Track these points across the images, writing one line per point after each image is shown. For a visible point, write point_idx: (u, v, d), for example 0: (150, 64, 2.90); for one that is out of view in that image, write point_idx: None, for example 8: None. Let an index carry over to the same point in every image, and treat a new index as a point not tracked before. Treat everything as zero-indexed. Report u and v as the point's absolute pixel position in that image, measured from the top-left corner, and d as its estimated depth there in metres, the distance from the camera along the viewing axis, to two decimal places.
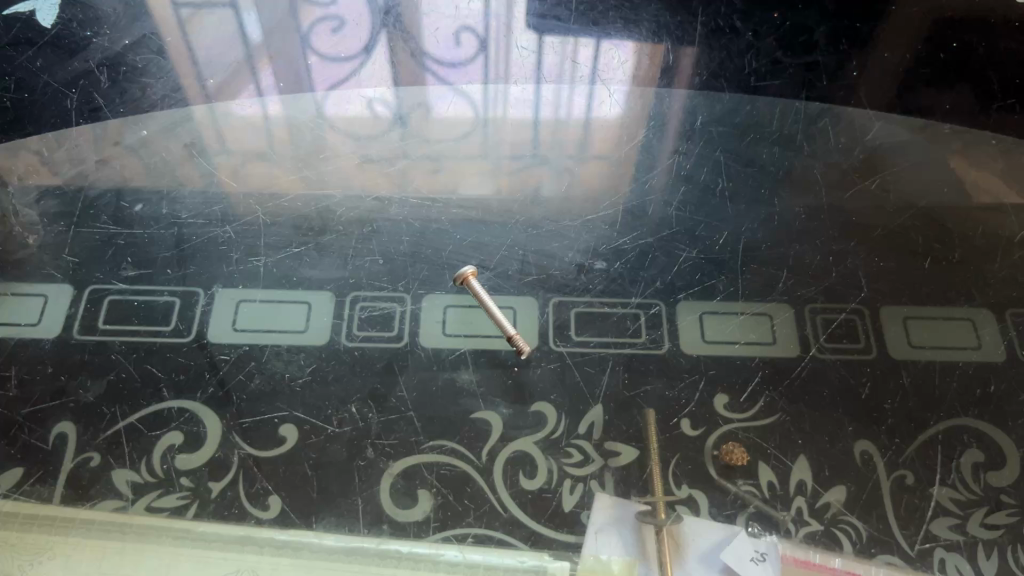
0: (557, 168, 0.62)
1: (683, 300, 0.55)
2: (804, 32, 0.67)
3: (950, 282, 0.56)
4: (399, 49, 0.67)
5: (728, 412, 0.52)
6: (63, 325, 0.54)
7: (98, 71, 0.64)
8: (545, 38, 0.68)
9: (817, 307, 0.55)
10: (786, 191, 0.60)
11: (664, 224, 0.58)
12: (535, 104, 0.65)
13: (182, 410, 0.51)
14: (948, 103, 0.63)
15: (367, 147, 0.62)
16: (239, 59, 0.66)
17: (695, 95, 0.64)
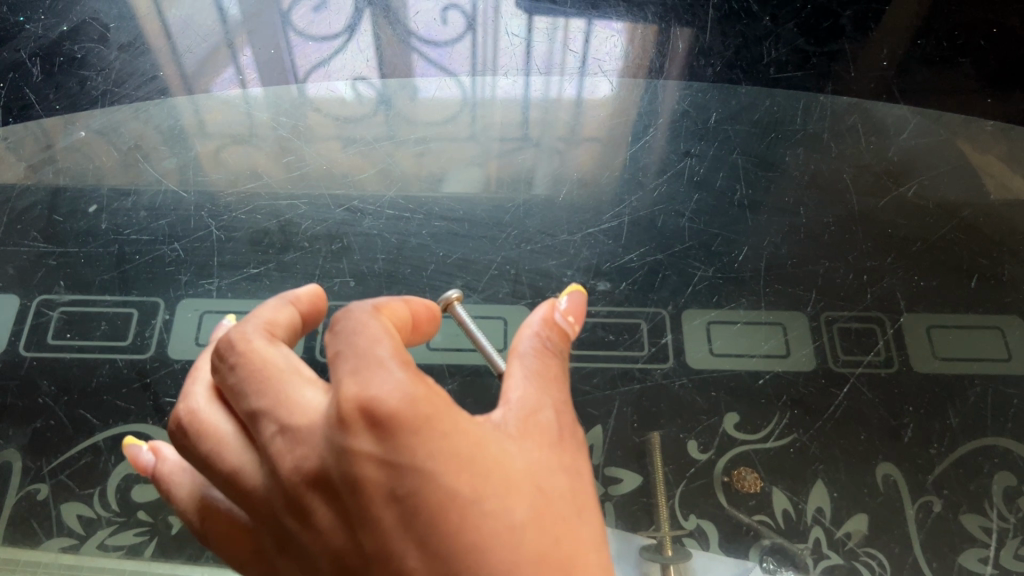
0: (552, 171, 0.54)
1: (695, 310, 0.49)
2: (828, 15, 0.60)
3: (1000, 303, 0.50)
4: (382, 32, 0.59)
5: (746, 435, 0.45)
6: None
7: (30, 63, 0.56)
8: (534, 21, 0.60)
9: (852, 334, 0.48)
10: (814, 199, 0.53)
11: (676, 238, 0.52)
12: (525, 97, 0.57)
13: (137, 433, 0.44)
14: (990, 97, 0.57)
15: (351, 130, 0.55)
16: (193, 48, 0.58)
17: (708, 89, 0.57)
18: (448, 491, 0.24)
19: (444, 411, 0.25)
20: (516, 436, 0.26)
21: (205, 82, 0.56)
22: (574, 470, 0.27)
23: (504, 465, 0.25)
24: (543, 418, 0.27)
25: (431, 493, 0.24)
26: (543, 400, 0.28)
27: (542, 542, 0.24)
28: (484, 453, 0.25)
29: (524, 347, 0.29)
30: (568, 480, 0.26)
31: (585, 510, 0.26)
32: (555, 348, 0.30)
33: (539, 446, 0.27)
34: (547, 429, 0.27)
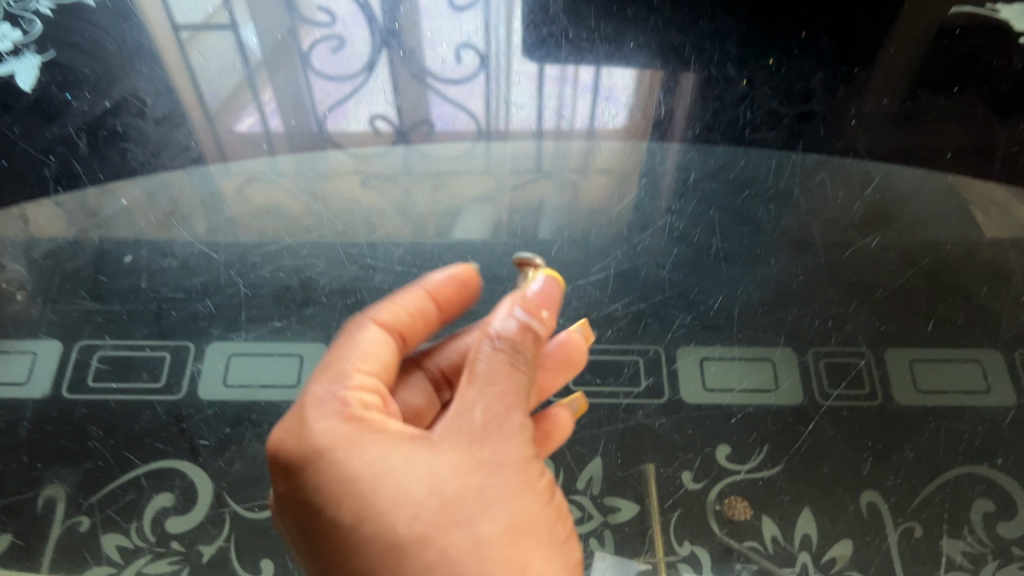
0: (560, 182, 0.61)
1: (687, 344, 0.54)
2: (800, 79, 0.65)
3: (962, 339, 0.55)
4: (399, 69, 0.67)
5: (733, 464, 0.50)
6: (53, 384, 0.53)
7: (77, 137, 0.62)
8: (545, 68, 0.67)
9: (833, 365, 0.53)
10: (784, 252, 0.58)
11: (658, 288, 0.57)
12: (538, 116, 0.65)
13: (169, 469, 0.50)
14: (952, 151, 0.62)
15: (366, 165, 0.62)
16: (225, 77, 0.66)
17: (688, 150, 0.62)
18: (339, 517, 0.33)
19: (342, 442, 0.34)
20: (435, 444, 0.34)
21: (227, 133, 0.63)
22: (491, 462, 0.34)
23: (398, 482, 0.33)
24: (474, 416, 0.35)
25: (331, 516, 0.33)
26: (480, 400, 0.35)
27: (423, 554, 0.32)
28: (374, 478, 0.33)
29: (474, 354, 0.37)
30: (479, 477, 0.33)
31: (492, 502, 0.33)
32: (509, 347, 0.37)
33: (456, 450, 0.34)
34: (471, 428, 0.34)
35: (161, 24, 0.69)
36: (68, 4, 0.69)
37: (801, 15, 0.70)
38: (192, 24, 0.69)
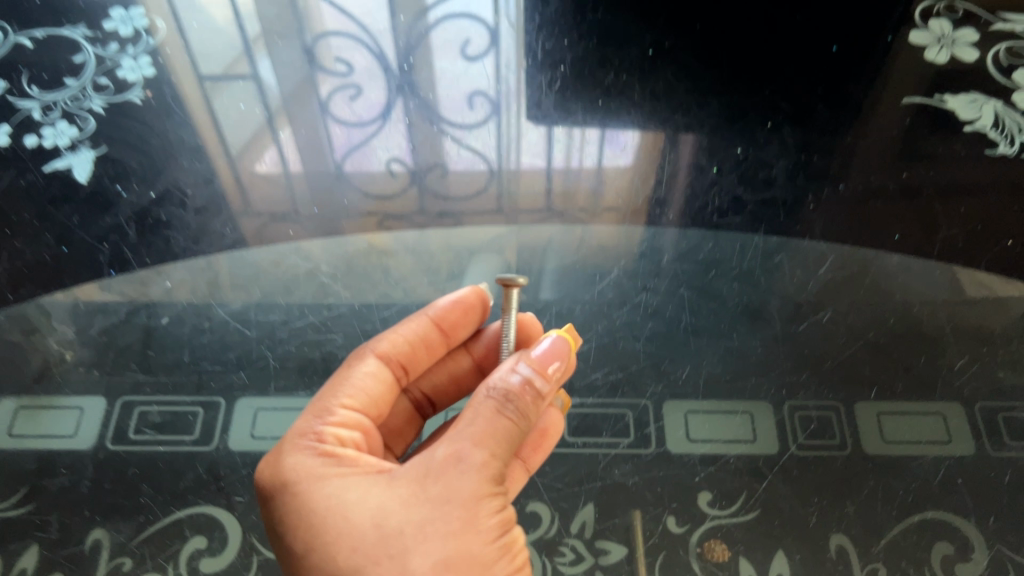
0: (570, 220, 0.72)
1: (672, 400, 0.62)
2: (763, 167, 0.74)
3: (913, 394, 0.62)
4: (413, 115, 0.80)
5: (713, 509, 0.56)
6: (96, 437, 0.61)
7: (126, 225, 0.71)
8: (553, 131, 0.78)
9: (805, 413, 0.61)
10: (745, 326, 0.66)
11: (633, 360, 0.64)
12: (547, 157, 0.76)
13: (198, 514, 0.58)
14: (898, 234, 0.70)
15: (387, 204, 0.73)
16: (250, 122, 0.80)
17: (662, 233, 0.70)
18: (299, 539, 0.45)
19: (309, 478, 0.46)
20: (391, 484, 0.45)
21: (254, 181, 0.75)
22: (438, 497, 0.43)
23: (348, 514, 0.44)
24: (436, 456, 0.45)
25: (293, 538, 0.45)
26: (448, 440, 0.45)
27: None
28: (329, 510, 0.44)
29: (476, 399, 0.47)
30: (423, 510, 0.43)
31: (427, 539, 0.42)
32: (500, 397, 0.47)
33: (406, 488, 0.44)
34: (431, 468, 0.44)
35: (190, 74, 0.83)
36: (118, 105, 0.79)
37: (768, 108, 0.78)
38: (215, 75, 0.83)
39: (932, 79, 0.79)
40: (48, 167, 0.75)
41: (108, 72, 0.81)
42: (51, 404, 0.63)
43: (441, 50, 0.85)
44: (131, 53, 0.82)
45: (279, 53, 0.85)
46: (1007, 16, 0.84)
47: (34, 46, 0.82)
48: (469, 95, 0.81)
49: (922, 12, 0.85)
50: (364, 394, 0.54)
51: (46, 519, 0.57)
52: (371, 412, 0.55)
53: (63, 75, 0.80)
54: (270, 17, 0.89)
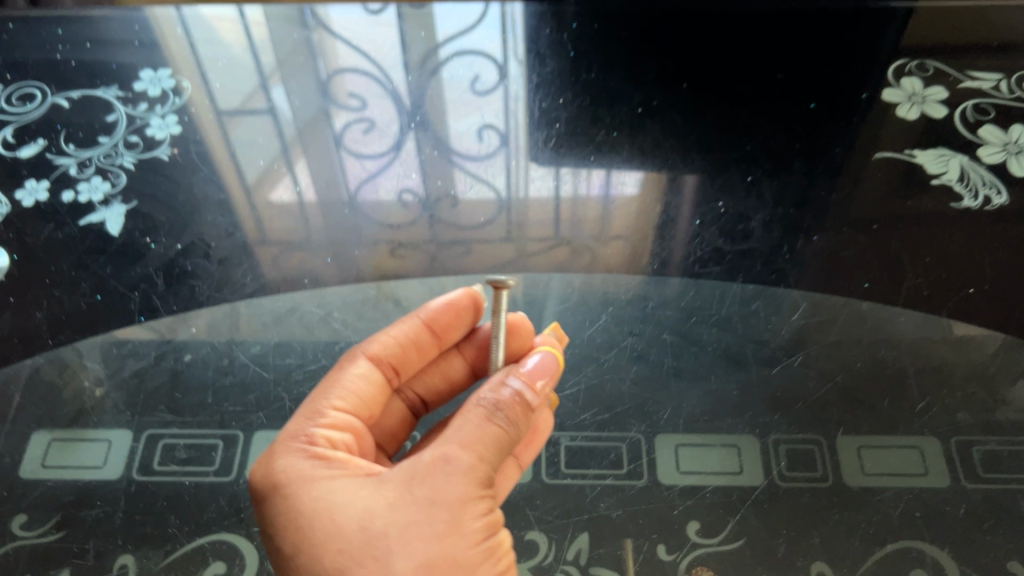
0: (579, 246, 0.79)
1: (661, 434, 0.67)
2: (742, 220, 0.80)
3: (884, 429, 0.67)
4: (425, 149, 0.88)
5: (700, 538, 0.61)
6: (125, 466, 0.67)
7: (155, 275, 0.78)
8: (561, 168, 0.85)
9: (786, 443, 0.66)
10: (723, 369, 0.71)
11: (618, 401, 0.69)
12: (555, 186, 0.84)
13: (218, 542, 0.63)
14: (867, 282, 0.75)
15: (401, 231, 0.81)
16: (266, 152, 0.88)
17: (647, 282, 0.76)
18: (290, 538, 0.51)
19: (298, 481, 0.53)
20: (379, 488, 0.51)
21: (269, 212, 0.83)
22: (422, 501, 0.50)
23: (335, 517, 0.50)
24: (422, 462, 0.51)
25: (284, 537, 0.51)
26: (435, 447, 0.52)
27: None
28: (319, 513, 0.51)
29: (467, 407, 0.54)
30: (407, 513, 0.49)
31: (411, 539, 0.48)
32: (490, 408, 0.54)
33: (392, 491, 0.50)
34: (417, 473, 0.51)
35: (209, 110, 0.92)
36: (147, 161, 0.86)
37: (748, 162, 0.84)
38: (232, 110, 0.92)
39: (902, 135, 0.85)
40: (83, 220, 0.81)
41: (138, 130, 0.88)
42: (87, 440, 0.68)
43: (452, 87, 0.94)
44: (159, 112, 0.90)
45: (297, 91, 0.95)
46: (973, 73, 0.89)
47: (70, 107, 0.90)
48: (478, 129, 0.90)
49: (893, 71, 0.91)
50: (354, 395, 0.61)
51: (84, 546, 0.62)
52: (363, 411, 0.62)
53: (97, 135, 0.88)
54: (284, 53, 0.99)
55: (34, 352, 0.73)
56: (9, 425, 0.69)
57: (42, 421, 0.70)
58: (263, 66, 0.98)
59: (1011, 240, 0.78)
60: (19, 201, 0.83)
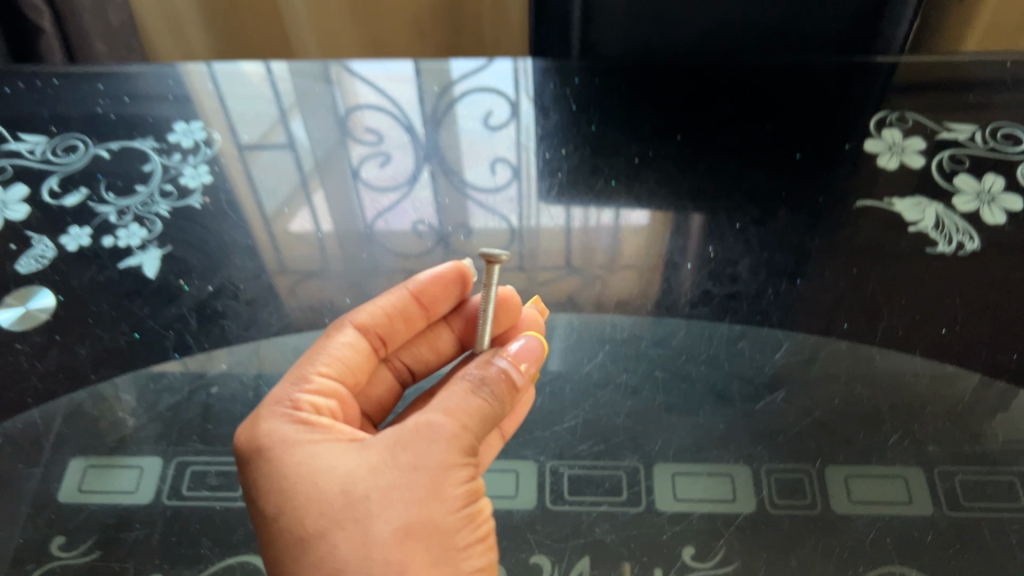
0: (591, 277, 0.87)
1: (660, 463, 0.72)
2: (730, 265, 0.86)
3: (863, 460, 0.72)
4: (440, 182, 0.99)
5: (695, 561, 0.66)
6: (153, 493, 0.72)
7: (188, 315, 0.84)
8: (572, 208, 0.94)
9: (777, 470, 0.71)
10: (711, 404, 0.76)
11: (613, 433, 0.74)
12: (567, 218, 0.93)
13: (246, 562, 0.69)
14: (846, 323, 0.81)
15: (413, 257, 0.90)
16: (284, 181, 1.00)
17: (642, 322, 0.83)
18: (274, 500, 0.56)
19: (283, 446, 0.59)
20: (363, 455, 0.57)
21: (287, 237, 0.93)
22: (405, 467, 0.56)
23: (318, 481, 0.56)
24: (405, 431, 0.57)
25: (269, 498, 0.57)
26: (419, 416, 0.58)
27: (327, 532, 0.54)
28: (304, 477, 0.56)
29: (454, 385, 0.62)
30: (390, 477, 0.55)
31: (394, 502, 0.54)
32: (475, 383, 0.61)
33: (376, 458, 0.56)
34: (400, 441, 0.57)
35: (232, 144, 1.03)
36: (181, 208, 0.94)
37: (736, 210, 0.91)
38: (254, 144, 1.04)
39: (881, 184, 0.92)
40: (123, 264, 0.89)
41: (172, 180, 0.97)
42: (125, 467, 0.74)
43: (469, 124, 1.06)
44: (192, 163, 0.99)
45: (315, 129, 1.07)
46: (950, 125, 0.96)
47: (110, 157, 0.99)
48: (491, 164, 1.00)
49: (874, 123, 0.98)
50: (342, 360, 0.69)
51: (124, 565, 0.68)
52: (350, 375, 0.70)
53: (135, 184, 0.96)
54: (302, 94, 1.11)
55: (80, 386, 0.79)
56: (54, 453, 0.75)
57: (83, 449, 0.76)
58: (283, 104, 1.10)
59: (982, 284, 0.83)
60: (64, 246, 0.90)
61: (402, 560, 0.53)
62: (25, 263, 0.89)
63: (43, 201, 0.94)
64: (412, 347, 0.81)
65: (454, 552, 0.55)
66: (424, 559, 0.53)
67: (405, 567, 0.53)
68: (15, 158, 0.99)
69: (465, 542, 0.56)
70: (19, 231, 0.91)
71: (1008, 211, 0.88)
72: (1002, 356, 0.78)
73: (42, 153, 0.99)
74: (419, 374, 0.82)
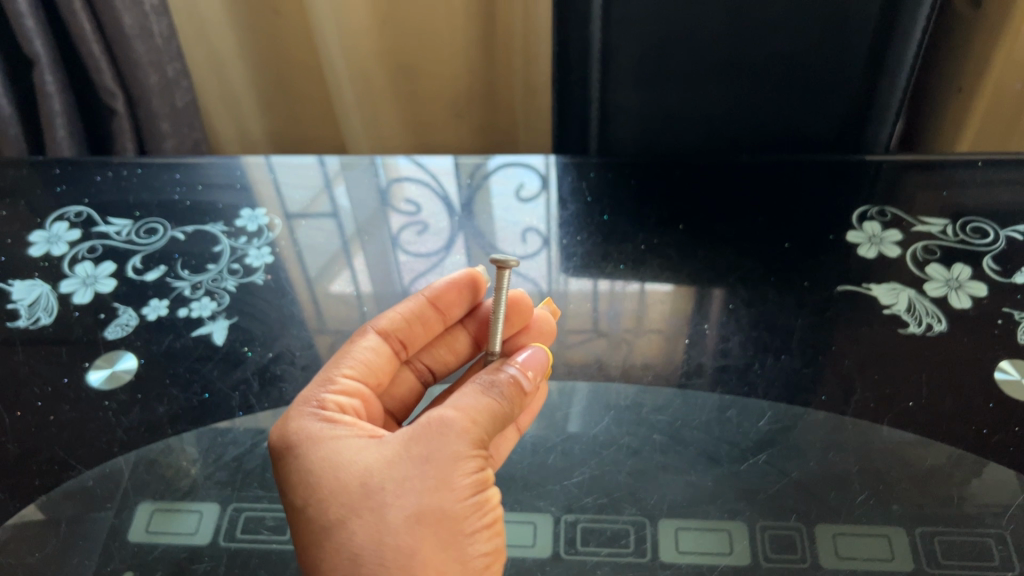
0: (617, 341, 1.01)
1: (664, 520, 0.82)
2: (723, 341, 0.99)
3: (837, 513, 0.82)
4: (474, 250, 1.14)
5: None
6: (212, 535, 0.83)
7: (251, 378, 0.98)
8: (597, 281, 1.08)
9: (766, 526, 0.81)
10: (702, 464, 0.87)
11: (614, 488, 0.85)
12: (594, 285, 1.08)
13: None
14: (824, 395, 0.92)
15: None
16: (328, 247, 1.16)
17: (642, 391, 0.95)
18: (303, 490, 0.70)
19: (310, 445, 0.73)
20: (382, 451, 0.70)
21: (331, 298, 1.08)
22: (418, 459, 0.68)
23: (339, 474, 0.69)
24: (420, 426, 0.70)
25: (299, 488, 0.70)
26: (434, 412, 0.71)
27: (348, 516, 0.67)
28: (329, 470, 0.70)
29: (467, 388, 0.74)
30: (405, 468, 0.68)
31: (406, 493, 0.67)
32: (484, 386, 0.75)
33: (394, 454, 0.69)
34: (415, 436, 0.70)
35: (284, 218, 1.20)
36: (245, 284, 1.09)
37: (730, 293, 1.05)
38: (301, 216, 1.20)
39: (861, 273, 1.05)
40: (196, 331, 1.03)
41: (239, 260, 1.13)
42: (190, 509, 0.85)
43: (502, 198, 1.22)
44: (255, 245, 1.15)
45: (357, 198, 1.23)
46: (923, 219, 1.10)
47: (185, 239, 1.16)
48: (523, 233, 1.16)
49: (857, 215, 1.13)
50: (365, 362, 0.85)
51: None
52: (373, 378, 0.86)
53: (206, 262, 1.12)
54: (348, 167, 1.29)
55: (158, 438, 0.92)
56: (131, 495, 0.87)
57: (153, 494, 0.87)
58: (328, 177, 1.27)
59: (946, 364, 0.94)
60: (145, 315, 1.05)
61: (411, 543, 0.65)
62: (112, 330, 1.04)
63: (128, 276, 1.11)
64: (434, 351, 0.98)
65: (461, 536, 0.67)
66: (431, 542, 0.66)
67: (414, 549, 0.65)
68: (105, 239, 1.16)
69: (472, 527, 0.68)
70: (108, 302, 1.07)
71: (973, 297, 1.01)
72: (961, 427, 0.88)
73: (126, 234, 1.16)
74: (440, 373, 0.98)
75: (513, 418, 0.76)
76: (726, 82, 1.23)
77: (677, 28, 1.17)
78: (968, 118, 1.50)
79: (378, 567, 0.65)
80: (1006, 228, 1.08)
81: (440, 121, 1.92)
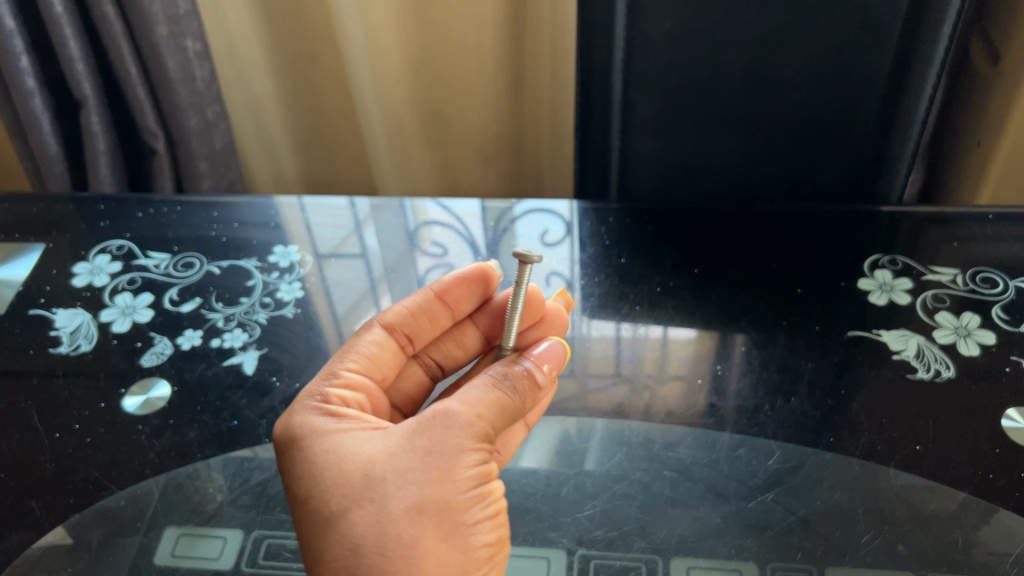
0: (638, 385, 1.04)
1: (677, 557, 0.84)
2: (735, 382, 1.02)
3: (843, 553, 0.83)
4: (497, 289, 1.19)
5: None
6: (234, 560, 0.86)
7: (279, 407, 1.02)
8: (620, 323, 1.12)
9: (776, 565, 0.83)
10: (710, 501, 0.89)
11: (625, 522, 0.88)
12: (615, 328, 1.11)
13: None
14: (832, 437, 0.95)
15: None
16: (357, 284, 1.20)
17: (655, 427, 0.98)
18: (305, 481, 0.74)
19: (312, 438, 0.77)
20: (386, 442, 0.74)
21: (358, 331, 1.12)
22: (421, 449, 0.72)
23: (342, 464, 0.73)
24: (427, 415, 0.74)
25: (302, 479, 0.74)
26: (441, 402, 0.75)
27: (347, 504, 0.71)
28: (331, 461, 0.74)
29: (479, 380, 0.79)
30: (406, 457, 0.72)
31: (408, 484, 0.70)
32: (495, 377, 0.79)
33: (398, 444, 0.73)
34: (421, 425, 0.73)
35: (314, 254, 1.25)
36: (276, 317, 1.14)
37: (743, 335, 1.08)
38: (331, 253, 1.26)
39: (872, 320, 1.08)
40: (227, 361, 1.08)
41: (271, 294, 1.18)
42: (215, 533, 0.89)
43: (528, 240, 1.27)
44: (287, 280, 1.20)
45: (385, 237, 1.29)
46: (934, 268, 1.13)
47: (220, 273, 1.21)
48: (547, 276, 1.19)
49: (868, 263, 1.16)
50: (368, 356, 0.90)
51: None
52: (378, 373, 0.91)
53: (239, 295, 1.18)
54: (376, 206, 1.34)
55: (187, 462, 0.96)
56: (159, 517, 0.90)
57: (179, 518, 0.90)
58: (359, 215, 1.33)
59: (953, 410, 0.96)
60: (179, 345, 1.10)
61: (412, 534, 0.68)
62: (148, 358, 1.09)
63: (164, 307, 1.16)
64: (443, 347, 1.03)
65: (463, 527, 0.71)
66: (432, 531, 0.69)
67: (415, 539, 0.68)
68: (144, 271, 1.22)
69: (474, 518, 0.71)
70: (145, 331, 1.12)
71: (981, 344, 1.03)
72: (968, 471, 0.90)
73: (164, 267, 1.22)
74: (448, 368, 1.04)
75: (522, 411, 0.80)
76: (742, 133, 1.28)
77: (694, 81, 1.22)
78: (987, 176, 1.53)
79: (379, 557, 0.68)
80: (1015, 278, 1.11)
81: (469, 167, 1.98)
